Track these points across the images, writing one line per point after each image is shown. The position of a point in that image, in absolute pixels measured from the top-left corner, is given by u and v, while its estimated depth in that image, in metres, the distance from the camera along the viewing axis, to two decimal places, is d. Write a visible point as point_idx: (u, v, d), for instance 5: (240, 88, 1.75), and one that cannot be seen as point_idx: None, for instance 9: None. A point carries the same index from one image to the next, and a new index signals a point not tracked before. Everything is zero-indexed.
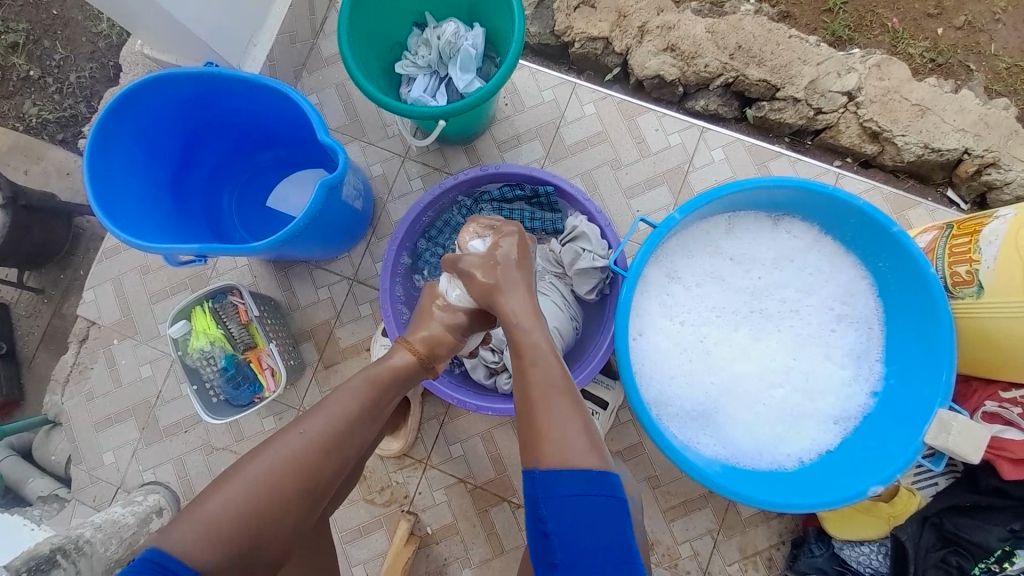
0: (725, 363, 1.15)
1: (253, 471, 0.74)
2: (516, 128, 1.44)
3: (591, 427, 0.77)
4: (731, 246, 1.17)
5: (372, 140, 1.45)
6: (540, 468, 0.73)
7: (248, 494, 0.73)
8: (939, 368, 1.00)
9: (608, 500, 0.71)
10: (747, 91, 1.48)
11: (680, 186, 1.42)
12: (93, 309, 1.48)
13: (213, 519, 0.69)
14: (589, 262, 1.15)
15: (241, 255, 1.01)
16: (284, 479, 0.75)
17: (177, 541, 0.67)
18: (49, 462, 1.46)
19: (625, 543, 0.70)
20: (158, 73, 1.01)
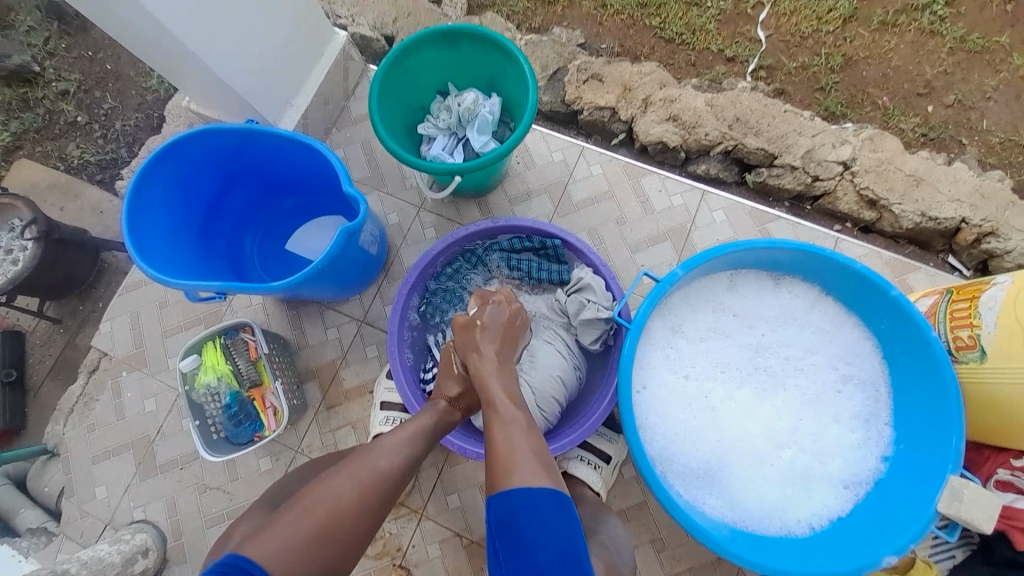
0: (731, 420, 1.13)
1: (334, 489, 0.81)
2: (527, 184, 1.53)
3: (543, 450, 0.83)
4: (733, 302, 1.19)
5: (391, 191, 1.54)
6: (495, 493, 0.78)
7: (316, 521, 0.78)
8: (948, 434, 0.98)
9: (556, 510, 0.76)
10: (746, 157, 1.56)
11: (682, 244, 1.48)
12: (108, 340, 1.51)
13: (299, 531, 0.75)
14: (594, 313, 1.17)
15: (259, 293, 1.06)
16: (340, 506, 0.80)
17: (261, 546, 0.73)
18: (39, 493, 1.43)
19: (577, 552, 0.73)
20: (203, 128, 1.12)
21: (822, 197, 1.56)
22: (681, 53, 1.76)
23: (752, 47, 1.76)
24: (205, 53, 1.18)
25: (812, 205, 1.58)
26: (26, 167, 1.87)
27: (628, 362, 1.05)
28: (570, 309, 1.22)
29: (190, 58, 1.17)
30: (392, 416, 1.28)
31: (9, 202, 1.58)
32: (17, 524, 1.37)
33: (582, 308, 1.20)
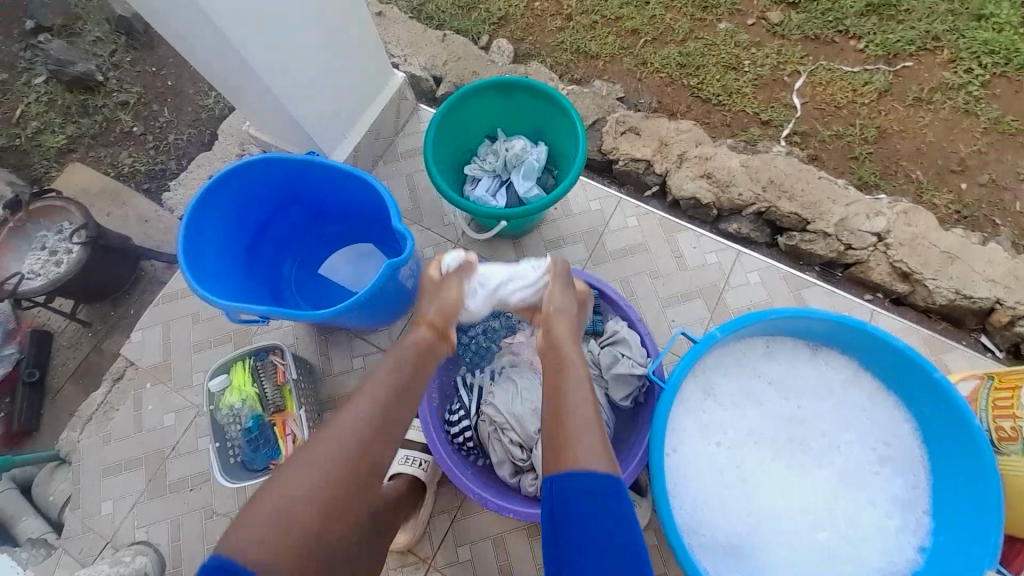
0: (761, 493, 1.10)
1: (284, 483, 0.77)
2: (562, 230, 1.56)
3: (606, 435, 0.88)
4: (769, 369, 1.17)
5: (428, 226, 1.58)
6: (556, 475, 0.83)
7: (294, 498, 0.75)
8: (987, 529, 0.93)
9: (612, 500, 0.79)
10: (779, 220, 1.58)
11: (715, 302, 1.47)
12: (137, 349, 1.53)
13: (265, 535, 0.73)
14: (628, 367, 1.18)
15: (302, 320, 1.07)
16: (323, 483, 0.77)
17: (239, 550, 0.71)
18: (46, 502, 1.43)
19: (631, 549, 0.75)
20: (266, 157, 1.17)
21: (854, 265, 1.56)
22: (717, 113, 1.81)
23: (787, 112, 1.81)
24: (277, 87, 1.26)
25: (844, 272, 1.57)
26: (79, 171, 1.95)
27: (665, 423, 1.02)
28: (602, 362, 1.23)
29: (262, 89, 1.25)
30: (412, 455, 1.28)
31: (63, 206, 1.65)
32: (19, 533, 1.38)
33: (617, 362, 1.21)
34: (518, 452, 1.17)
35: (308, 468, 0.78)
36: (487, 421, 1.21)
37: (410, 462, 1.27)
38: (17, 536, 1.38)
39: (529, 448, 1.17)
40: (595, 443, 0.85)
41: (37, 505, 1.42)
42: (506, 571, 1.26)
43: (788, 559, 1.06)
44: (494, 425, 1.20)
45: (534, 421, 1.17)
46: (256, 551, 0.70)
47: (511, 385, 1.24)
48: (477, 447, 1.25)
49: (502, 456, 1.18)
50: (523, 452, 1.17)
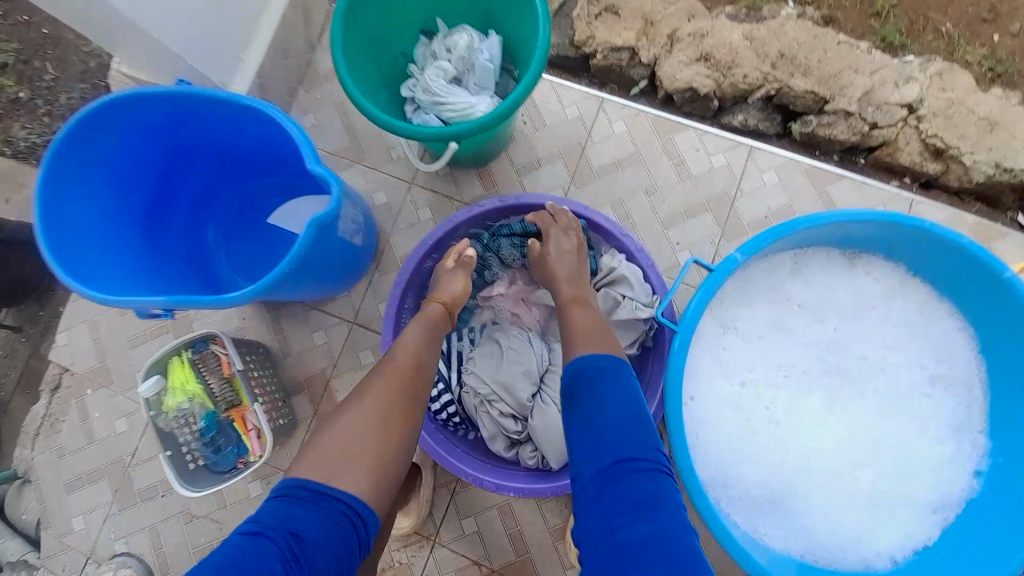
0: (798, 435, 1.01)
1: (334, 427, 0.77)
2: (536, 150, 1.28)
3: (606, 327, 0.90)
4: (799, 291, 1.02)
5: (374, 164, 1.29)
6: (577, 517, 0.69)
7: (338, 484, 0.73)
8: None
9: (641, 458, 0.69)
10: (792, 104, 1.27)
11: (725, 215, 1.24)
12: (67, 353, 1.32)
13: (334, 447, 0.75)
14: (631, 312, 1.03)
15: (216, 307, 0.84)
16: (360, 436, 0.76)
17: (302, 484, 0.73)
18: (19, 522, 1.29)
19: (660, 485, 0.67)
20: (123, 93, 0.89)
21: (878, 148, 1.29)
22: None
23: None
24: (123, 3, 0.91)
25: (867, 159, 1.30)
26: None
27: (680, 368, 0.88)
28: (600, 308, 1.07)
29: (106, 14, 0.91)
30: None
31: None
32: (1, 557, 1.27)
33: (616, 307, 1.05)
34: (511, 424, 1.05)
35: (335, 437, 0.75)
36: (472, 393, 1.07)
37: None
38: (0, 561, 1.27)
39: (523, 418, 1.05)
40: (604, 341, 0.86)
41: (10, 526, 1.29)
42: (516, 536, 1.19)
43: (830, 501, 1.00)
44: (479, 398, 1.06)
45: (526, 387, 1.05)
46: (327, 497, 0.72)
47: (493, 348, 1.09)
48: (462, 424, 1.09)
49: (493, 430, 1.05)
50: (516, 424, 1.05)
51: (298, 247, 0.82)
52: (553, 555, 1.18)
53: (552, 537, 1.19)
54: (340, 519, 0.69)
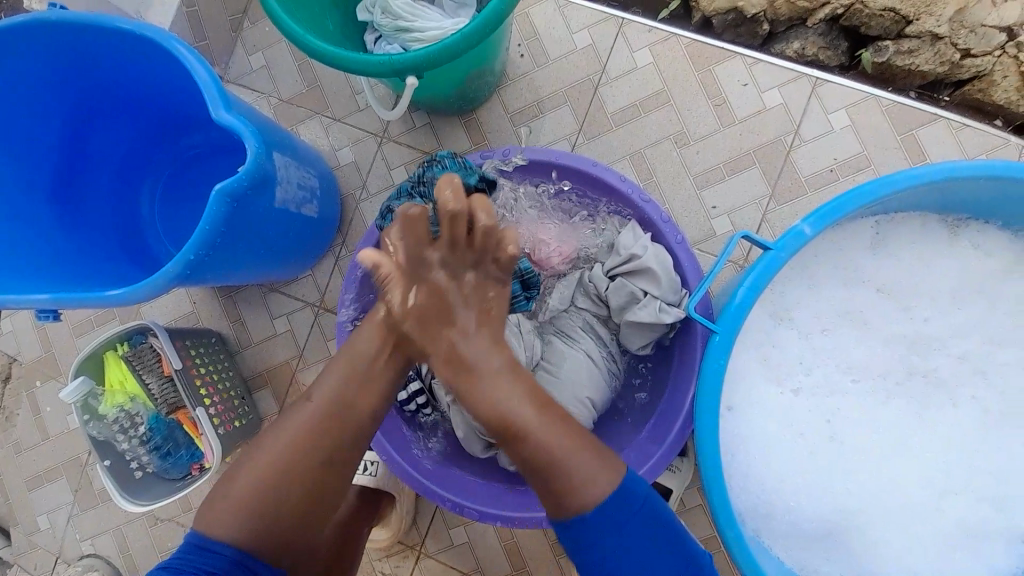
0: (856, 449, 0.79)
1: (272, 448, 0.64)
2: (537, 90, 1.01)
3: None
4: (877, 269, 0.80)
5: (338, 115, 1.05)
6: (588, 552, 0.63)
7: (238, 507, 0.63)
8: None
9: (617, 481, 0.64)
10: (864, 27, 0.95)
11: (779, 169, 0.97)
12: (12, 342, 1.16)
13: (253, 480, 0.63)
14: (653, 315, 0.81)
15: (118, 300, 0.65)
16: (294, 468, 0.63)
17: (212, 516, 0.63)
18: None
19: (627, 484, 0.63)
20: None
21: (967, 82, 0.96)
22: None
23: None
24: None
25: (952, 97, 0.97)
26: None
27: (723, 381, 0.65)
28: (613, 302, 0.85)
29: None
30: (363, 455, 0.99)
31: None
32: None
33: (635, 305, 0.84)
34: None
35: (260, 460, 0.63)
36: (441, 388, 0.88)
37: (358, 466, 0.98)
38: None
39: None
40: (598, 455, 0.62)
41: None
42: (513, 550, 1.01)
43: (897, 530, 0.77)
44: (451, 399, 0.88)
45: None
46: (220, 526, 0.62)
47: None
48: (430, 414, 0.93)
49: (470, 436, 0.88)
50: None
51: (205, 225, 0.65)
52: (553, 569, 1.00)
53: (553, 551, 1.00)
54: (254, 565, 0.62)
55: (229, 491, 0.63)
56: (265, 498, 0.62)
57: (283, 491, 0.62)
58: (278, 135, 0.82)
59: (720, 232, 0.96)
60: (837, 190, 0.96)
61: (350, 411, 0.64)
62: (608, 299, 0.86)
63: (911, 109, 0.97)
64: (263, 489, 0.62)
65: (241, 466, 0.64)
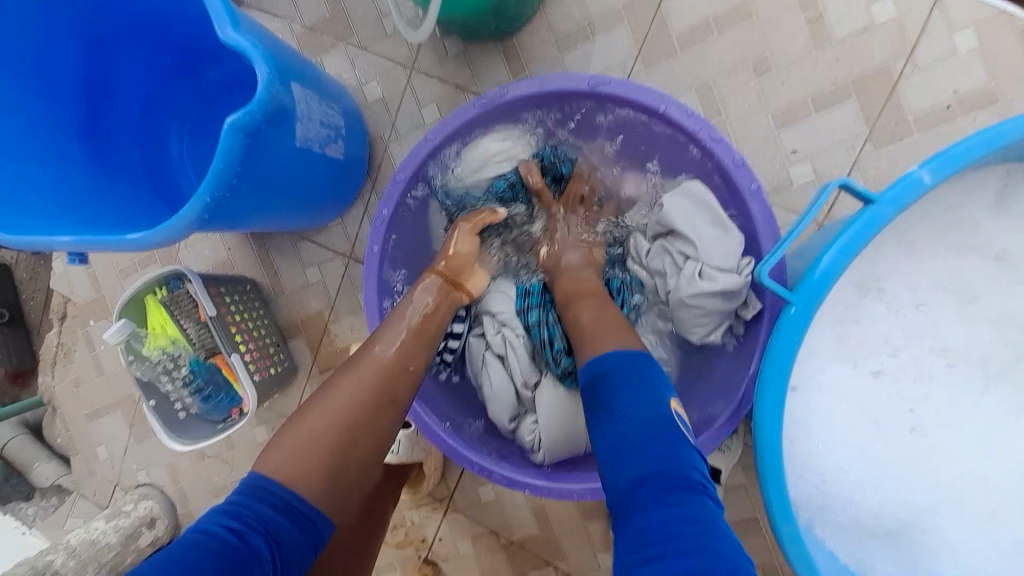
0: (941, 438, 0.68)
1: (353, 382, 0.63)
2: (586, 11, 0.87)
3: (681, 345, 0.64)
4: (1001, 227, 0.66)
5: (363, 42, 0.95)
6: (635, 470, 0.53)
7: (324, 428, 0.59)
8: None
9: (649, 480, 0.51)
10: None
11: (882, 102, 0.80)
12: (66, 283, 1.20)
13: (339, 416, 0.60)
14: (693, 282, 0.73)
15: (132, 244, 0.62)
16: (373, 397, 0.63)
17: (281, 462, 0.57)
18: (58, 444, 1.24)
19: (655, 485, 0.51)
20: None
21: None
22: None
23: None
24: None
25: None
26: None
27: (794, 361, 0.55)
28: (653, 269, 0.80)
29: None
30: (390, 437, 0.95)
31: None
32: (34, 480, 1.22)
33: (676, 273, 0.77)
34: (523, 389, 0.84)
35: (346, 392, 0.62)
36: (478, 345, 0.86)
37: None
38: (33, 482, 1.22)
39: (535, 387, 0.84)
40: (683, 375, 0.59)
41: (49, 447, 1.24)
42: (541, 511, 0.98)
43: (982, 531, 0.67)
44: (500, 328, 0.84)
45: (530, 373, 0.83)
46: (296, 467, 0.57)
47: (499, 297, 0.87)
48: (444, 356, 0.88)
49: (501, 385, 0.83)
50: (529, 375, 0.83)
51: (218, 163, 0.60)
52: (582, 535, 0.97)
53: (583, 517, 0.97)
54: (318, 522, 0.57)
55: (289, 441, 0.58)
56: (348, 419, 0.60)
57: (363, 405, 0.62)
58: (298, 67, 0.74)
59: (798, 182, 0.82)
60: (953, 131, 0.79)
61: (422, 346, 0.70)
62: (650, 266, 0.81)
63: None
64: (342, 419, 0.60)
65: (278, 439, 0.59)
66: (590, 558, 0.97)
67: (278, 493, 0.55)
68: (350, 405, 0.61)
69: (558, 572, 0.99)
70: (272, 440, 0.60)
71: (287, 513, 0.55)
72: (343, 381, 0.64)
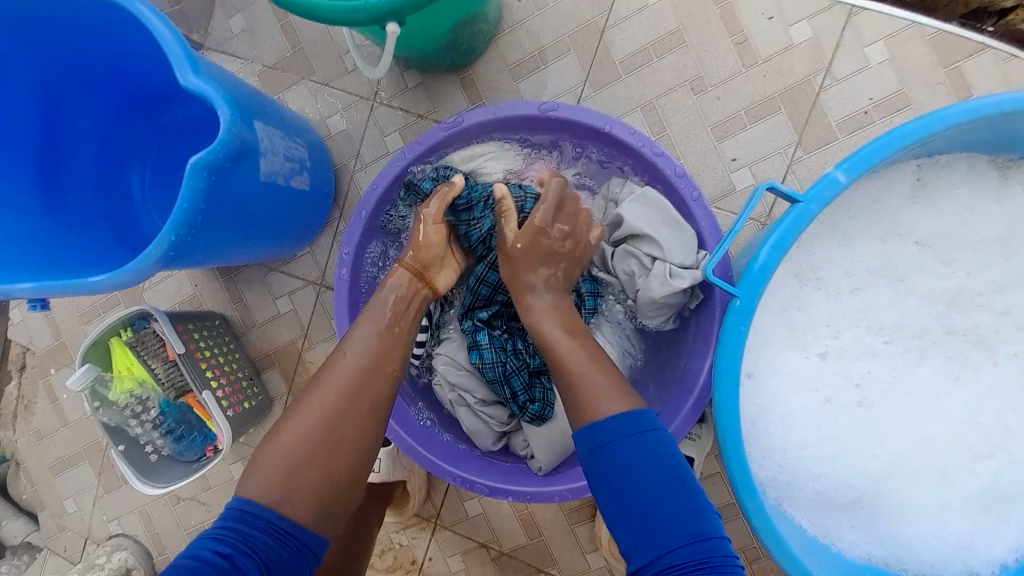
0: (886, 417, 0.74)
1: (328, 394, 0.64)
2: (536, 39, 0.93)
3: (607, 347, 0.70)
4: (916, 218, 0.73)
5: (325, 80, 0.98)
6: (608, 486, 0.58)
7: (298, 444, 0.60)
8: None
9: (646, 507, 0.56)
10: None
11: (808, 112, 0.88)
12: (24, 332, 1.16)
13: (311, 432, 0.61)
14: (665, 283, 0.76)
15: (98, 287, 0.62)
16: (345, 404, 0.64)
17: (256, 486, 0.58)
18: (20, 501, 1.19)
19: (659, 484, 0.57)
20: None
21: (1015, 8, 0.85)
22: None
23: None
24: None
25: (996, 28, 0.86)
26: None
27: (744, 349, 0.60)
28: (619, 272, 0.83)
29: None
30: None
31: None
32: (5, 538, 1.18)
33: (644, 274, 0.80)
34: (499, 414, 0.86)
35: (318, 404, 0.63)
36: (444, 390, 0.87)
37: None
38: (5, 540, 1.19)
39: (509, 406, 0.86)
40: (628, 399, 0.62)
41: (13, 504, 1.19)
42: (528, 520, 1.00)
43: (929, 496, 0.73)
44: (454, 387, 0.86)
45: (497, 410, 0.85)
46: (265, 485, 0.58)
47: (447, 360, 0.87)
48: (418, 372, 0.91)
49: (478, 426, 0.85)
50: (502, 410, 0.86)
51: (183, 202, 0.61)
52: (569, 538, 0.99)
53: (569, 521, 0.99)
54: (304, 534, 0.57)
55: (267, 460, 0.60)
56: (322, 430, 0.61)
57: (336, 411, 0.63)
58: (258, 102, 0.76)
59: (741, 187, 0.89)
60: (872, 135, 0.87)
61: (392, 345, 0.71)
62: (613, 267, 0.84)
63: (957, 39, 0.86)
64: (313, 431, 0.61)
65: (256, 458, 0.61)
66: (579, 560, 0.99)
67: (263, 515, 0.56)
68: (323, 419, 0.62)
69: None
70: (252, 461, 0.61)
71: (274, 533, 0.56)
72: (312, 396, 0.64)
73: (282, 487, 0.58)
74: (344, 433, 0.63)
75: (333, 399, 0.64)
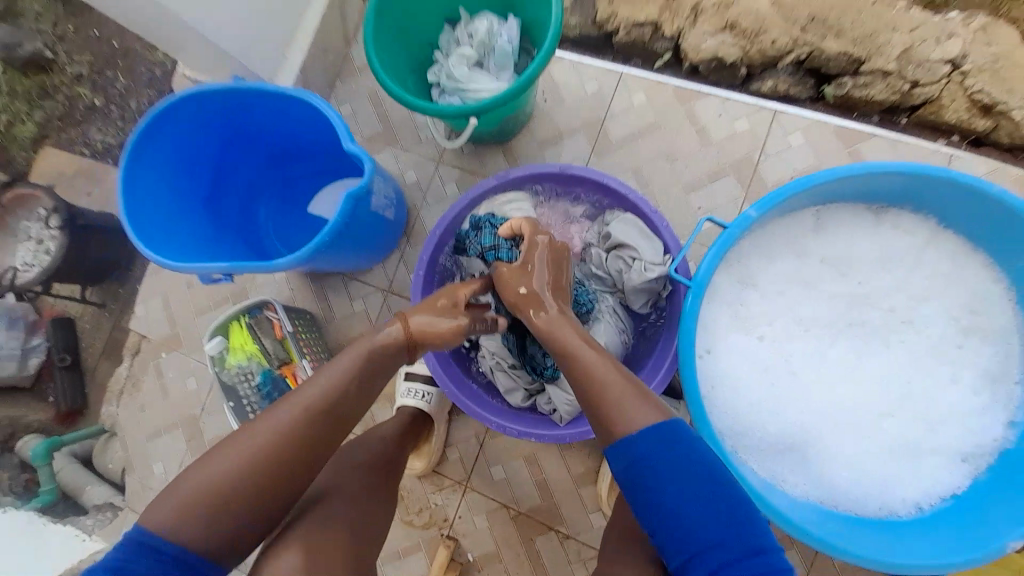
0: (815, 390, 1.01)
1: (305, 400, 0.76)
2: (557, 123, 1.32)
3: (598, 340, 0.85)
4: (822, 247, 1.04)
5: (404, 145, 1.37)
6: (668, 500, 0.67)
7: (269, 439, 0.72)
8: None
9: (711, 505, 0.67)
10: (825, 66, 1.22)
11: (749, 177, 1.24)
12: (143, 323, 1.46)
13: (280, 431, 0.73)
14: (641, 273, 1.08)
15: (269, 271, 0.94)
16: (315, 415, 0.76)
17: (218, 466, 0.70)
18: (108, 470, 1.44)
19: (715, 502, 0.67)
20: (194, 88, 1.00)
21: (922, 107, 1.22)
22: None
23: None
24: (214, 32, 1.11)
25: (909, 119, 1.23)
26: None
27: (696, 325, 0.89)
28: (611, 270, 1.14)
29: (206, 45, 1.12)
30: (420, 389, 1.20)
31: (28, 192, 1.33)
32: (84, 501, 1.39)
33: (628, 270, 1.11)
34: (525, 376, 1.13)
35: (292, 407, 0.75)
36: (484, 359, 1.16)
37: (414, 395, 1.19)
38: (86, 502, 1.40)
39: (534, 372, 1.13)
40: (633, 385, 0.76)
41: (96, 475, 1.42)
42: (542, 484, 1.23)
43: (851, 450, 0.99)
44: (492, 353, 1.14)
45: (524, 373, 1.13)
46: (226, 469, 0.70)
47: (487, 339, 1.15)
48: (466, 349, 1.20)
49: (511, 384, 1.13)
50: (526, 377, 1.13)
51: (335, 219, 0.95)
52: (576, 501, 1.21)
53: (576, 485, 1.22)
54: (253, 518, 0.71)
55: (237, 448, 0.71)
56: (293, 429, 0.73)
57: (306, 419, 0.75)
58: None
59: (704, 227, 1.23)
60: None
61: (368, 378, 0.81)
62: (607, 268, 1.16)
63: (876, 130, 1.23)
64: (283, 430, 0.73)
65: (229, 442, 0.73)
66: (584, 519, 1.21)
67: (210, 504, 0.68)
68: (292, 421, 0.74)
69: (558, 536, 1.22)
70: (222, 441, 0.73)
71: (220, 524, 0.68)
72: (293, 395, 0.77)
73: (243, 474, 0.70)
74: (308, 438, 0.74)
75: (308, 408, 0.75)
